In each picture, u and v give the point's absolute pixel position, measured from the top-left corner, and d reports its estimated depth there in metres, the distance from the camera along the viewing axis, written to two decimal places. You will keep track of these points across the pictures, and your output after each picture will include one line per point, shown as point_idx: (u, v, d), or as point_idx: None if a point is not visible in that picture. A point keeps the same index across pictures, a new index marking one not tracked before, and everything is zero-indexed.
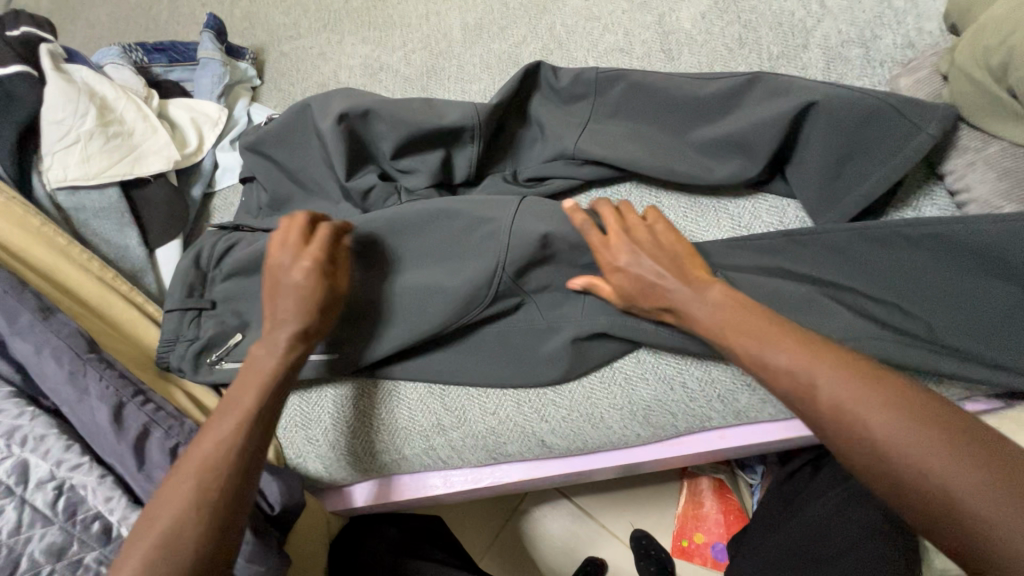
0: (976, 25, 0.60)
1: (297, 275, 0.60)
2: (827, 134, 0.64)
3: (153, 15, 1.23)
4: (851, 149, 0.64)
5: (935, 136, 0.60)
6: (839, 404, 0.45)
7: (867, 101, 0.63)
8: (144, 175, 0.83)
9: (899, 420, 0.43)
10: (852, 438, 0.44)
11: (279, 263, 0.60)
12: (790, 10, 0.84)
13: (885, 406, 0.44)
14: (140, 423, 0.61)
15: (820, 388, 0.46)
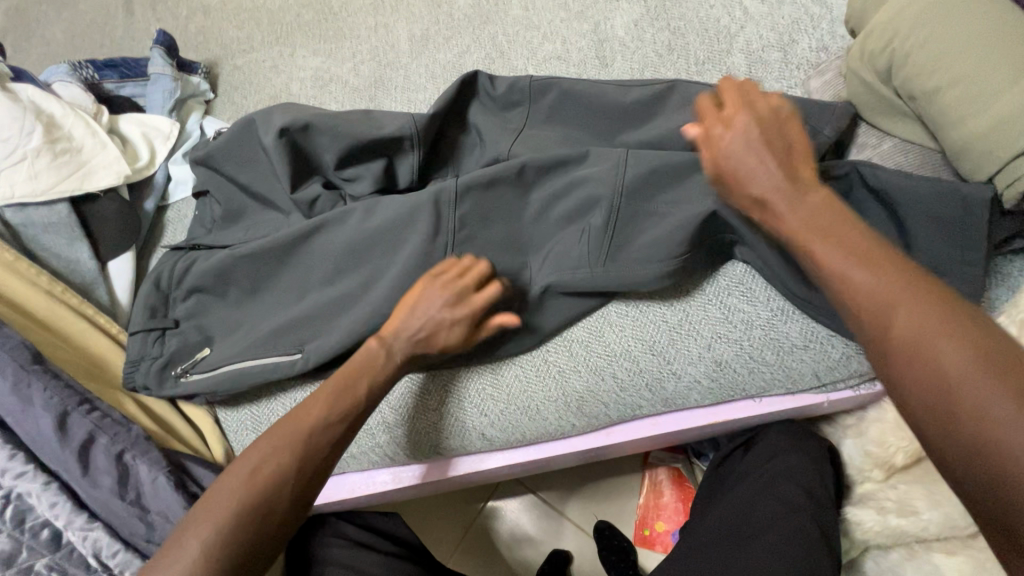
0: (866, 29, 0.64)
1: (456, 305, 0.63)
2: None
3: (108, 31, 1.24)
4: None
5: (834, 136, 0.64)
6: (893, 325, 0.43)
7: (770, 106, 0.68)
8: (95, 189, 0.85)
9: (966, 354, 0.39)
10: (922, 364, 0.41)
11: (432, 299, 0.63)
12: (715, 17, 0.88)
13: (949, 338, 0.41)
14: (85, 431, 0.63)
15: (898, 310, 0.43)
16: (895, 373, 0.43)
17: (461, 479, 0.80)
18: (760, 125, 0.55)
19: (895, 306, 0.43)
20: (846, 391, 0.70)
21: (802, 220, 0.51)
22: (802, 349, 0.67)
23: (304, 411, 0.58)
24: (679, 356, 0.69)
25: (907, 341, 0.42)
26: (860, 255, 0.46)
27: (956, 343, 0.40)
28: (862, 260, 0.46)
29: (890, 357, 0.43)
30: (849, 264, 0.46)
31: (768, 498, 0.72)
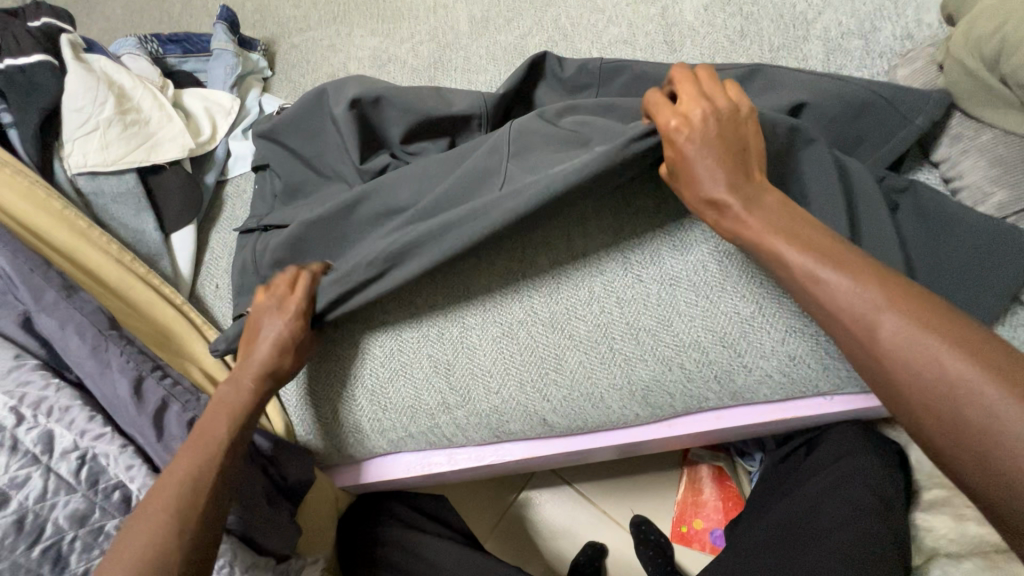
0: (971, 15, 0.62)
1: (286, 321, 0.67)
2: (826, 123, 0.65)
3: (166, 8, 1.26)
4: (846, 139, 0.66)
5: (923, 128, 0.64)
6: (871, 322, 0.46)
7: (862, 91, 0.65)
8: (161, 161, 0.86)
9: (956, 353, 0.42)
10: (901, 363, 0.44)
11: (264, 318, 0.67)
12: (792, 3, 0.86)
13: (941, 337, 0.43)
14: (158, 397, 0.64)
15: (873, 312, 0.46)
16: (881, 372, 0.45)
17: (516, 463, 0.79)
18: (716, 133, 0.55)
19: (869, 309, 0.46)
20: None
21: (767, 219, 0.53)
22: None
23: (207, 429, 0.60)
24: (751, 349, 0.67)
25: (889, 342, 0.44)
26: (827, 255, 0.49)
27: (935, 340, 0.43)
28: (831, 262, 0.49)
29: (875, 359, 0.46)
30: (823, 267, 0.49)
31: (833, 499, 0.70)
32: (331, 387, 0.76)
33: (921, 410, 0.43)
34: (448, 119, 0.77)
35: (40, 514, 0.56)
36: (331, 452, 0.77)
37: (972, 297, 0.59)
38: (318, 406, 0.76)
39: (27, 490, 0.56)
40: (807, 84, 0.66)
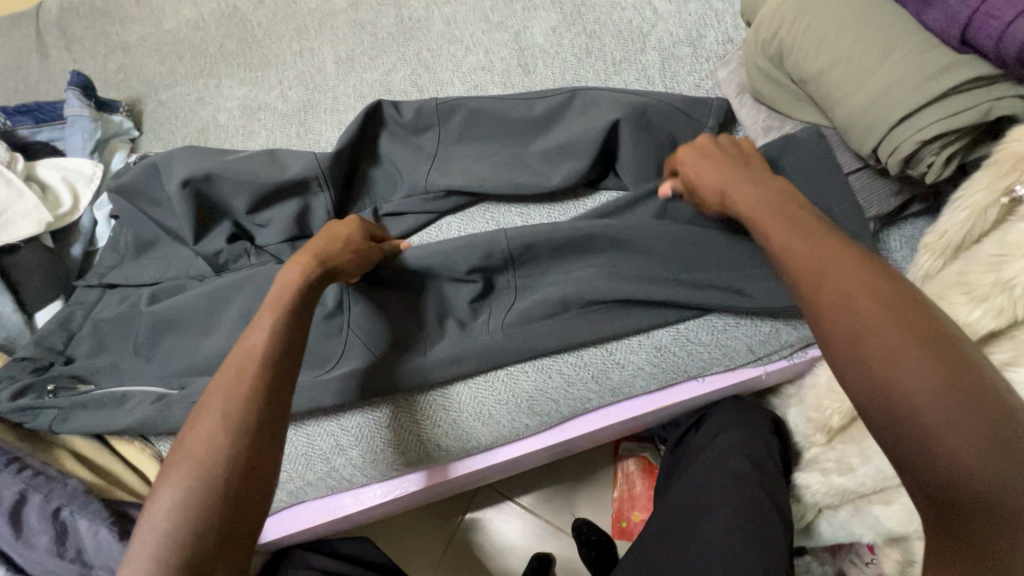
0: (756, 21, 0.69)
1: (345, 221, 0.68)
2: (634, 140, 0.74)
3: (23, 76, 1.20)
4: (658, 144, 0.74)
5: (715, 129, 0.75)
6: (823, 287, 0.45)
7: (660, 107, 0.74)
8: (13, 241, 0.82)
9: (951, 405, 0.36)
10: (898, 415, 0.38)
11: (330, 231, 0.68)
12: (628, 19, 0.92)
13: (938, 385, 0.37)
14: (15, 491, 0.60)
15: (873, 342, 0.41)
16: (882, 407, 0.39)
17: (425, 492, 0.79)
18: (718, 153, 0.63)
19: (832, 272, 0.45)
20: (781, 361, 0.73)
21: (809, 252, 0.47)
22: (735, 326, 0.70)
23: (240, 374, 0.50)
24: (620, 348, 0.71)
25: (872, 363, 0.40)
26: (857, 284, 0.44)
27: (925, 379, 0.38)
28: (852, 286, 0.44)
29: (865, 402, 0.40)
30: (837, 294, 0.44)
31: (719, 473, 0.75)
32: None
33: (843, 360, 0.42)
34: (285, 186, 0.79)
35: None
36: None
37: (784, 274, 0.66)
38: None
39: None
40: (615, 102, 0.75)
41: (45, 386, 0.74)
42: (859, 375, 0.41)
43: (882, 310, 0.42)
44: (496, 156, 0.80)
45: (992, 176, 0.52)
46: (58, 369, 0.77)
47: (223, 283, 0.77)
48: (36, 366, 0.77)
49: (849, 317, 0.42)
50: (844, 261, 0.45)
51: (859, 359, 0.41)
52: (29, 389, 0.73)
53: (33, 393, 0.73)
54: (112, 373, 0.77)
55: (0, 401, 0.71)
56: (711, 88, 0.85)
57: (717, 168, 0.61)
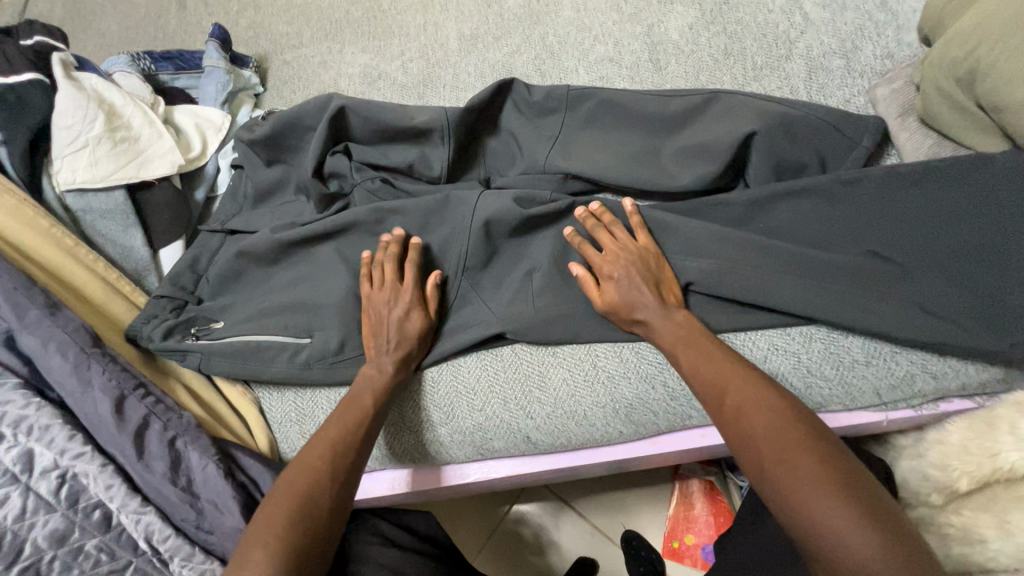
0: (945, 36, 0.63)
1: (408, 314, 0.69)
2: (773, 155, 0.69)
3: (162, 24, 1.27)
4: (803, 159, 0.69)
5: (869, 148, 0.69)
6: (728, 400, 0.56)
7: (812, 120, 0.70)
8: (150, 178, 0.86)
9: (789, 436, 0.51)
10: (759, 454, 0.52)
11: (382, 312, 0.70)
12: (774, 23, 0.87)
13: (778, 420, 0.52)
14: (140, 415, 0.63)
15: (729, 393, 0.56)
16: (741, 438, 0.53)
17: (501, 481, 0.79)
18: (626, 256, 0.67)
19: (731, 387, 0.57)
20: (906, 411, 0.67)
21: (671, 330, 0.63)
22: (864, 365, 0.65)
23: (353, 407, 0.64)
24: None
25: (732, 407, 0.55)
26: (707, 354, 0.60)
27: (770, 415, 0.53)
28: (707, 356, 0.60)
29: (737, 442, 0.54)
30: (698, 360, 0.60)
31: None
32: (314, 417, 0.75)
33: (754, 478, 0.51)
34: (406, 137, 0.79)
35: (18, 534, 0.55)
36: None
37: (936, 314, 0.60)
38: (303, 424, 0.75)
39: (6, 509, 0.56)
40: (761, 108, 0.71)
41: (188, 328, 0.77)
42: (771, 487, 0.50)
43: (736, 374, 0.58)
44: (623, 149, 0.77)
45: None
46: (193, 308, 0.80)
47: (340, 232, 0.79)
48: (173, 304, 0.80)
49: (746, 416, 0.54)
50: (737, 376, 0.57)
51: (721, 404, 0.56)
52: (175, 329, 0.76)
53: (178, 334, 0.76)
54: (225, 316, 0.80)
55: (153, 339, 0.75)
56: (862, 104, 0.79)
57: (631, 271, 0.66)
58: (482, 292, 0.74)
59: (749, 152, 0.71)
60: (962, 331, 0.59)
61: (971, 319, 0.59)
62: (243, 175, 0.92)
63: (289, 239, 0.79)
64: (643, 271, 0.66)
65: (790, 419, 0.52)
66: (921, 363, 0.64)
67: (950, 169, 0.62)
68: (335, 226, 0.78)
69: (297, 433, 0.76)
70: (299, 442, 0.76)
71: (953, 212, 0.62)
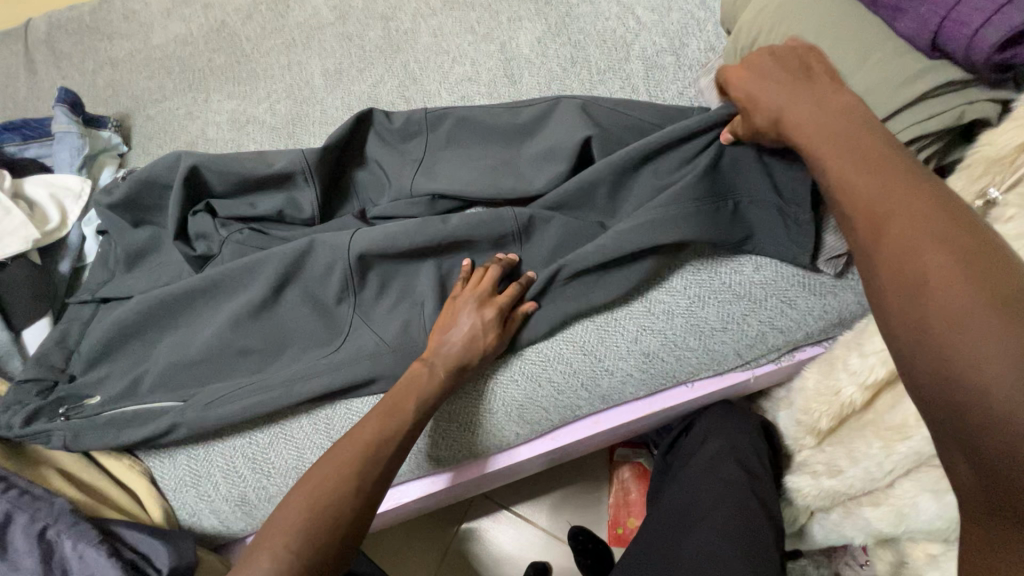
0: (735, 29, 0.71)
1: (485, 325, 0.66)
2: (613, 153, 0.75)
3: (11, 93, 1.20)
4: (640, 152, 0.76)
5: None
6: (886, 223, 0.42)
7: (642, 120, 0.76)
8: (0, 258, 0.82)
9: (953, 263, 0.38)
10: (905, 280, 0.40)
11: (460, 309, 0.67)
12: (612, 28, 0.94)
13: (939, 243, 0.39)
14: (1, 511, 0.60)
15: (889, 213, 0.42)
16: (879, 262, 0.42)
17: (417, 504, 0.79)
18: (774, 61, 0.58)
19: (892, 201, 0.43)
20: (769, 365, 0.74)
21: (819, 122, 0.51)
22: (723, 330, 0.70)
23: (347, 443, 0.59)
24: (608, 353, 0.71)
25: (876, 227, 0.43)
26: (865, 158, 0.47)
27: (935, 238, 0.39)
28: (865, 161, 0.46)
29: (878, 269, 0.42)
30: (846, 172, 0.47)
31: (711, 478, 0.75)
32: (211, 476, 0.73)
33: (896, 314, 0.40)
34: (269, 178, 0.79)
35: None
36: (219, 531, 0.74)
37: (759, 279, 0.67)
38: (200, 486, 0.73)
39: None
40: (597, 113, 0.76)
41: (57, 409, 0.73)
42: (903, 313, 0.39)
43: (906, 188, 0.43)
44: (482, 162, 0.80)
45: (966, 179, 0.54)
46: (63, 387, 0.75)
47: (207, 281, 0.76)
48: (40, 386, 0.75)
49: (893, 235, 0.41)
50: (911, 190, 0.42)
51: (871, 223, 0.43)
52: (40, 413, 0.72)
53: (45, 417, 0.72)
54: (102, 389, 0.76)
55: (12, 427, 0.69)
56: (694, 95, 0.86)
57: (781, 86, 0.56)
58: (364, 321, 0.74)
59: (591, 153, 0.75)
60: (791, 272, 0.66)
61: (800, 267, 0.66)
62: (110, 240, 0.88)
63: (161, 298, 0.76)
64: (791, 79, 0.56)
65: (958, 238, 0.39)
66: (770, 320, 0.70)
67: None
68: (205, 278, 0.76)
69: (196, 496, 0.73)
70: (200, 506, 0.73)
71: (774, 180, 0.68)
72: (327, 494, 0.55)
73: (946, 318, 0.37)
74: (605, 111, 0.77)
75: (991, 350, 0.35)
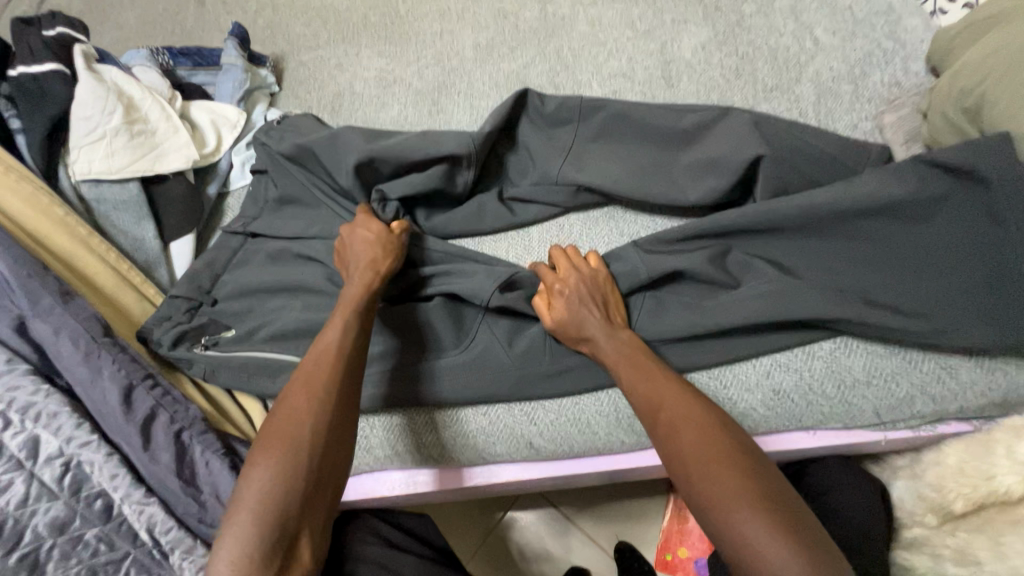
0: (952, 70, 0.70)
1: (368, 222, 0.74)
2: (779, 178, 0.71)
3: (180, 20, 1.28)
4: (807, 182, 0.72)
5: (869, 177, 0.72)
6: (659, 415, 0.58)
7: (816, 151, 0.72)
8: (163, 172, 0.87)
9: (723, 464, 0.53)
10: (693, 473, 0.54)
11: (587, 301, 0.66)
12: (785, 46, 0.89)
13: (717, 450, 0.54)
14: (148, 407, 0.64)
15: (661, 406, 0.59)
16: (672, 451, 0.56)
17: (503, 487, 0.80)
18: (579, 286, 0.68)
19: (666, 402, 0.59)
20: (904, 431, 0.69)
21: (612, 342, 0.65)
22: (865, 385, 0.66)
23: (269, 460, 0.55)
24: (735, 382, 0.68)
25: (660, 420, 0.58)
26: (645, 364, 0.62)
27: (710, 446, 0.54)
28: (646, 365, 0.62)
29: (678, 467, 0.55)
30: (626, 361, 0.63)
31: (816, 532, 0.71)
32: None
33: (691, 494, 0.53)
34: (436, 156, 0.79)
35: (20, 519, 0.56)
36: None
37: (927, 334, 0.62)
38: None
39: (9, 495, 0.56)
40: (770, 132, 0.73)
41: (198, 336, 0.77)
42: (700, 498, 0.52)
43: (669, 392, 0.60)
44: (634, 161, 0.78)
45: None
46: (207, 310, 0.80)
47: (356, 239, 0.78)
48: (190, 304, 0.80)
49: (670, 432, 0.57)
50: (669, 392, 0.59)
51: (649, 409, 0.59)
52: (185, 337, 0.76)
53: (189, 341, 0.76)
54: (237, 323, 0.79)
55: (162, 345, 0.75)
56: (868, 130, 0.81)
57: (593, 322, 0.65)
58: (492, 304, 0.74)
59: (756, 173, 0.72)
60: (962, 338, 0.61)
61: (975, 330, 0.61)
62: (261, 177, 0.92)
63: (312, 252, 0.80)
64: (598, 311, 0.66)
65: (719, 438, 0.55)
66: (921, 385, 0.65)
67: (960, 194, 0.63)
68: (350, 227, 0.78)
69: None
70: None
71: (959, 239, 0.62)
72: (255, 524, 0.52)
73: (721, 505, 0.51)
74: (779, 131, 0.73)
75: (757, 525, 0.49)
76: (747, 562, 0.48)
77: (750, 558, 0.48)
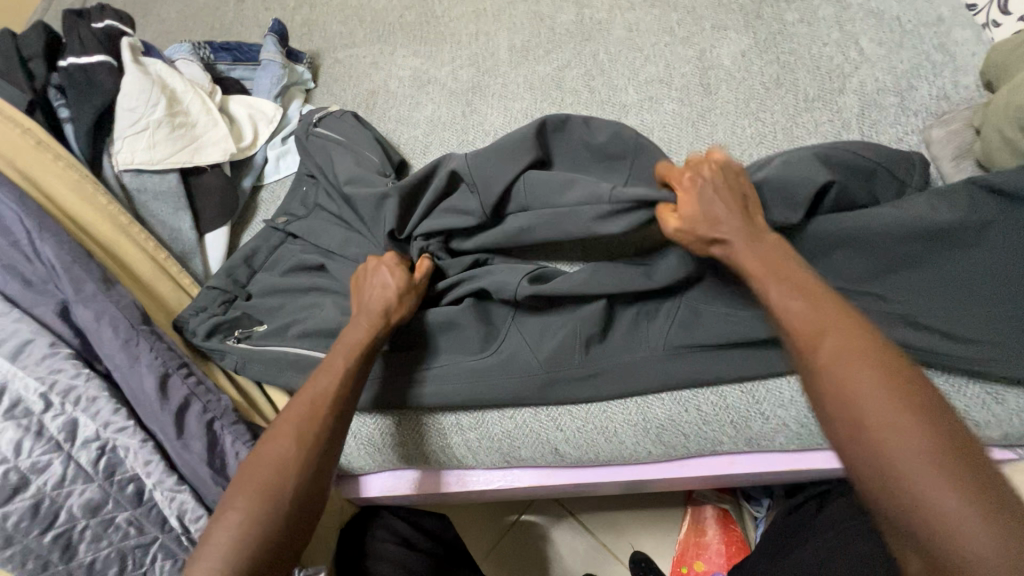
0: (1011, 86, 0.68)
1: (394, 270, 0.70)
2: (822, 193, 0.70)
3: (220, 15, 1.31)
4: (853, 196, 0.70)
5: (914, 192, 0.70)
6: (822, 347, 0.50)
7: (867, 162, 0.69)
8: (201, 164, 0.89)
9: (901, 412, 0.45)
10: (855, 421, 0.46)
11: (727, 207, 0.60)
12: (828, 56, 0.87)
13: (893, 398, 0.46)
14: (182, 395, 0.65)
15: (826, 340, 0.50)
16: (833, 393, 0.48)
17: (524, 490, 0.80)
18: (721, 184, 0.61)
19: (830, 334, 0.50)
20: None
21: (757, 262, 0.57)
22: None
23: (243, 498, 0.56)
24: (769, 397, 0.67)
25: (820, 355, 0.50)
26: (806, 293, 0.53)
27: (886, 389, 0.46)
28: (806, 295, 0.53)
29: (839, 410, 0.48)
30: (779, 287, 0.55)
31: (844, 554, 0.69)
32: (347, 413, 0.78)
33: (848, 442, 0.47)
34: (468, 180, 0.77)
35: (56, 500, 0.58)
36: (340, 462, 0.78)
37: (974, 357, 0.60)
38: None
39: (47, 475, 0.58)
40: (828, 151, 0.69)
41: (232, 329, 0.78)
42: (863, 449, 0.45)
43: (841, 324, 0.51)
44: None
45: None
46: (241, 304, 0.82)
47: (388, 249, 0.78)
48: (224, 297, 0.81)
49: (835, 369, 0.49)
50: (840, 325, 0.50)
51: (808, 341, 0.51)
52: (218, 329, 0.77)
53: (221, 334, 0.77)
54: (268, 318, 0.80)
55: (196, 335, 0.76)
56: (914, 145, 0.79)
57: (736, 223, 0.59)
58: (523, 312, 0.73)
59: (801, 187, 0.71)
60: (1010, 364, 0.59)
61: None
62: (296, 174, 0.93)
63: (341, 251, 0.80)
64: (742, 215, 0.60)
65: (902, 383, 0.46)
66: (964, 410, 0.63)
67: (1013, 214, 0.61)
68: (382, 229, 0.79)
69: None
70: None
71: (1010, 260, 0.60)
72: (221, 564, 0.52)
73: (895, 461, 0.43)
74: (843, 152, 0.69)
75: (944, 493, 0.41)
76: (926, 527, 0.42)
77: (926, 520, 0.42)
